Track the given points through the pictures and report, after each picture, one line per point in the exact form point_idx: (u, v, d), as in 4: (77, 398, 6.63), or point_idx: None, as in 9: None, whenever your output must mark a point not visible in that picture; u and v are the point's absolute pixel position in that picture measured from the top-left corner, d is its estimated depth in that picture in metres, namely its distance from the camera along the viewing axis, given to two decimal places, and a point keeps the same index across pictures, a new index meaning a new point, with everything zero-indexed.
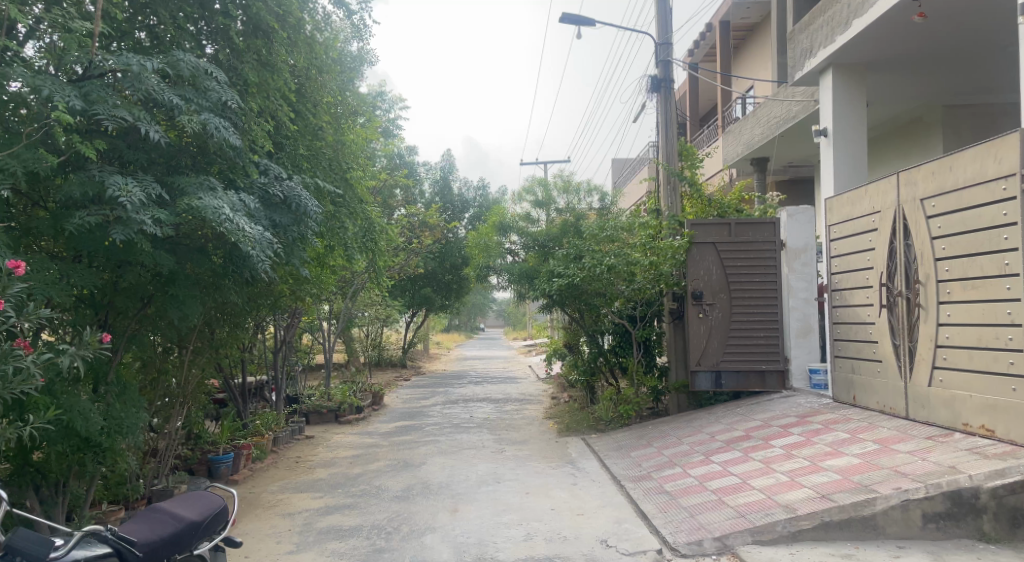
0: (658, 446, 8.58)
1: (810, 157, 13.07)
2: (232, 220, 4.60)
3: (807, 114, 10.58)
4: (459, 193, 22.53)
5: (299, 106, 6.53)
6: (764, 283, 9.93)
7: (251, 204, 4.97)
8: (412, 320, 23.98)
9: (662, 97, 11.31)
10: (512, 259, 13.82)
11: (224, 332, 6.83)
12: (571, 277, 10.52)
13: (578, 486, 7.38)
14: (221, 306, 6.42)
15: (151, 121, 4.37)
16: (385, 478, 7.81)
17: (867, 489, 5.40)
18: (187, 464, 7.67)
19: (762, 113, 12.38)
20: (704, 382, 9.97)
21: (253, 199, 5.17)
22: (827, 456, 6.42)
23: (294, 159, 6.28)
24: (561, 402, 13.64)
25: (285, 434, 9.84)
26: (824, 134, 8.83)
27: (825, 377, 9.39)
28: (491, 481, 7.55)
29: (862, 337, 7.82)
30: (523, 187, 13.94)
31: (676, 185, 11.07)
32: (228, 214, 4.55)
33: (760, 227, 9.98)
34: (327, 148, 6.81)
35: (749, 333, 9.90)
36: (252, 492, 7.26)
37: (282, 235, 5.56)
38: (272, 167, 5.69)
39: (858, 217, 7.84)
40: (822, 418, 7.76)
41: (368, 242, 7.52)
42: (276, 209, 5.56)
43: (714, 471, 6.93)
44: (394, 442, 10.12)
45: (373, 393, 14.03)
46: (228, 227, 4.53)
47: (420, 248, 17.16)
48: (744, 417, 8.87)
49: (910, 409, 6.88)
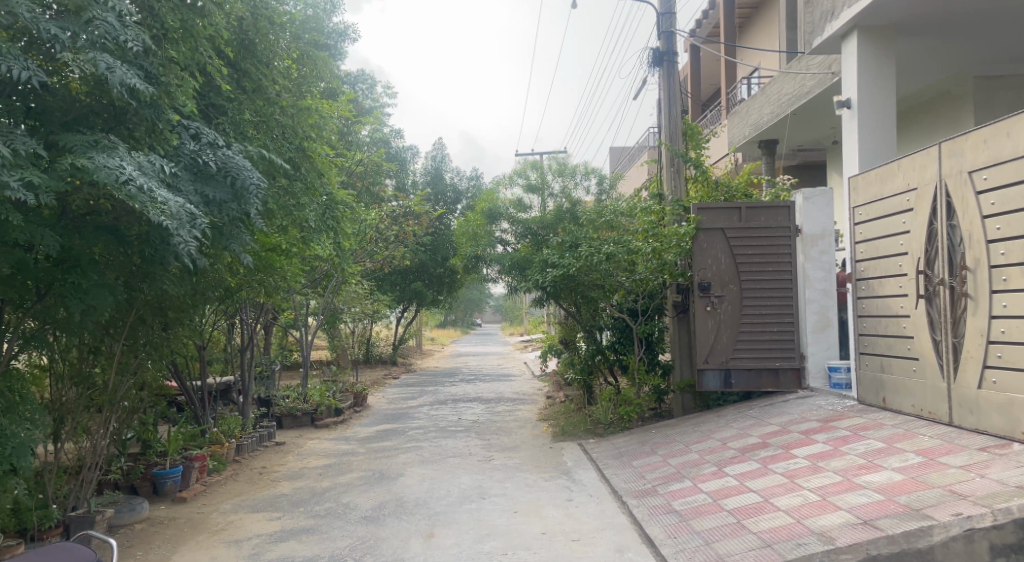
0: (664, 453, 7.68)
1: (822, 139, 12.19)
2: (136, 183, 3.74)
3: (824, 88, 9.63)
4: (451, 182, 21.59)
5: (244, 65, 5.63)
6: (778, 272, 9.03)
7: (168, 168, 4.06)
8: (403, 315, 23.05)
9: (665, 72, 10.40)
10: (502, 248, 12.98)
11: (166, 328, 5.95)
12: (567, 267, 9.60)
13: (573, 503, 6.47)
14: (157, 301, 5.57)
15: (20, 58, 3.62)
16: (355, 495, 6.88)
17: (920, 516, 4.50)
18: (129, 480, 6.76)
19: (772, 91, 11.43)
20: (712, 381, 9.12)
21: (171, 165, 4.29)
22: (861, 471, 5.52)
23: (238, 125, 5.33)
24: (557, 402, 12.73)
25: (250, 442, 8.91)
26: (846, 106, 7.88)
27: (845, 376, 8.44)
28: (475, 498, 6.64)
29: (894, 332, 6.92)
30: (514, 169, 13.08)
31: (679, 167, 10.18)
32: (129, 176, 3.71)
33: (772, 211, 9.06)
34: (281, 114, 5.84)
35: (762, 328, 9.01)
36: (200, 513, 6.33)
37: (216, 213, 4.63)
38: (204, 131, 4.78)
39: (889, 196, 6.94)
40: (849, 424, 6.84)
41: (330, 221, 6.42)
42: (209, 182, 4.64)
43: (730, 487, 6.02)
44: (373, 449, 9.20)
45: (355, 394, 13.11)
46: (128, 192, 3.68)
47: (408, 239, 16.26)
48: (759, 421, 7.96)
49: (954, 414, 5.99)
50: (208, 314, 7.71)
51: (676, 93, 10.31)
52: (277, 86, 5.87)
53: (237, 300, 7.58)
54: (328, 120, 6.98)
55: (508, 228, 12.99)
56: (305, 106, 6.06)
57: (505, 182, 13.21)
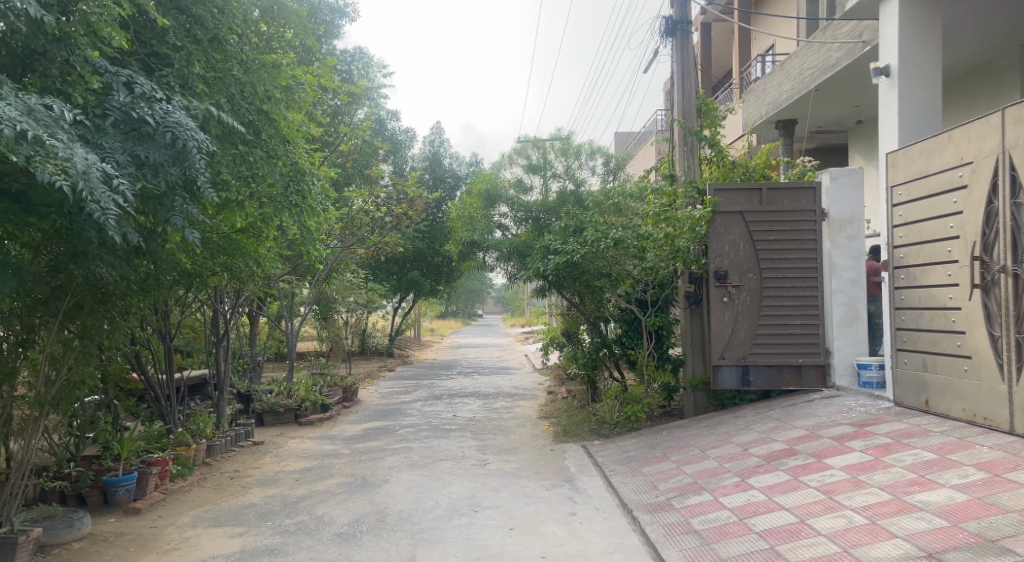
0: (677, 459, 6.91)
1: (845, 119, 11.38)
2: (15, 125, 3.20)
3: (851, 60, 8.83)
4: (450, 167, 20.79)
5: (195, 10, 4.85)
6: (802, 260, 8.23)
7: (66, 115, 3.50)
8: (400, 306, 22.31)
9: (678, 42, 9.55)
10: (501, 233, 12.26)
11: (111, 318, 5.21)
12: (570, 254, 8.83)
13: (578, 518, 5.70)
14: (94, 285, 4.83)
15: None
16: (332, 505, 6.12)
17: (998, 551, 3.76)
18: (76, 489, 6.01)
19: (792, 66, 10.61)
20: (728, 378, 8.33)
21: (75, 112, 3.69)
22: (914, 488, 4.74)
23: (185, 78, 4.60)
24: (559, 398, 11.99)
25: (223, 443, 8.17)
26: (885, 73, 7.00)
27: (877, 375, 7.61)
28: (466, 511, 5.88)
29: (939, 327, 6.14)
30: (514, 148, 12.28)
31: (693, 146, 9.38)
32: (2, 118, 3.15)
33: (797, 193, 8.26)
34: (238, 68, 5.05)
35: (783, 321, 8.24)
36: (154, 527, 5.59)
37: (148, 176, 3.91)
38: (139, 80, 4.09)
39: (937, 172, 6.13)
40: (888, 429, 6.06)
41: (295, 195, 5.44)
42: (143, 140, 3.94)
43: (757, 503, 5.25)
44: (358, 450, 8.45)
45: (344, 389, 12.33)
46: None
47: (405, 226, 15.50)
48: (782, 423, 7.18)
49: (1017, 422, 5.23)
50: (171, 299, 6.96)
51: (690, 66, 9.46)
52: (239, 35, 5.10)
53: (205, 286, 6.82)
54: (305, 87, 6.15)
55: (507, 213, 12.19)
56: (270, 62, 5.27)
57: (505, 163, 12.41)
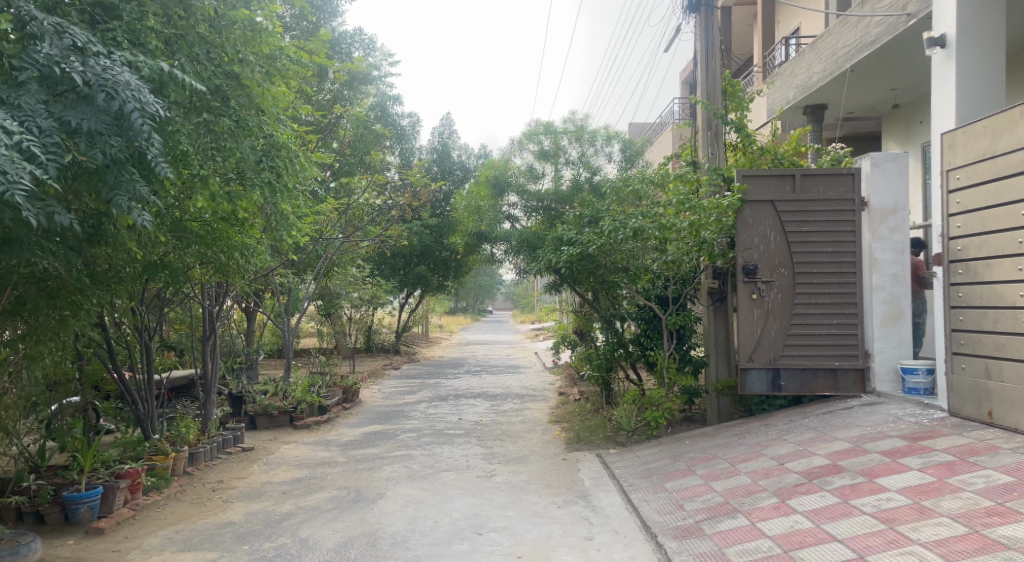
0: (704, 474, 6.20)
1: (879, 104, 10.60)
2: None
3: (893, 36, 8.07)
4: (458, 159, 20.07)
5: None
6: (839, 253, 7.48)
7: None
8: (406, 302, 21.66)
9: (703, 19, 8.76)
10: (511, 224, 11.40)
11: (61, 319, 4.57)
12: (585, 245, 8.16)
13: (594, 545, 5.01)
14: (39, 278, 4.26)
15: None
16: (319, 525, 5.46)
17: None
18: (34, 505, 5.40)
19: (824, 45, 9.84)
20: (757, 383, 7.57)
21: None
22: (993, 519, 4.03)
23: (136, 34, 4.19)
24: (571, 400, 11.31)
25: (207, 450, 7.48)
26: (940, 44, 6.27)
27: (925, 380, 6.79)
28: (469, 534, 5.21)
29: (1008, 329, 5.41)
30: (525, 134, 11.58)
31: (718, 130, 8.64)
32: None
33: (835, 180, 7.50)
34: (200, 26, 4.49)
35: (817, 320, 7.49)
36: (115, 552, 4.94)
37: (81, 144, 3.49)
38: (76, 32, 3.66)
39: (1006, 153, 5.40)
40: (948, 444, 5.33)
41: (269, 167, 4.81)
42: (76, 105, 3.52)
43: (803, 531, 4.54)
44: (354, 458, 7.79)
45: (344, 389, 11.69)
46: None
47: (411, 217, 14.85)
48: (821, 434, 6.45)
49: None
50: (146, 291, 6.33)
51: (715, 44, 8.69)
52: None
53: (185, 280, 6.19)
54: (291, 55, 5.52)
55: (516, 203, 11.41)
56: (241, 19, 4.72)
57: (514, 151, 11.75)
